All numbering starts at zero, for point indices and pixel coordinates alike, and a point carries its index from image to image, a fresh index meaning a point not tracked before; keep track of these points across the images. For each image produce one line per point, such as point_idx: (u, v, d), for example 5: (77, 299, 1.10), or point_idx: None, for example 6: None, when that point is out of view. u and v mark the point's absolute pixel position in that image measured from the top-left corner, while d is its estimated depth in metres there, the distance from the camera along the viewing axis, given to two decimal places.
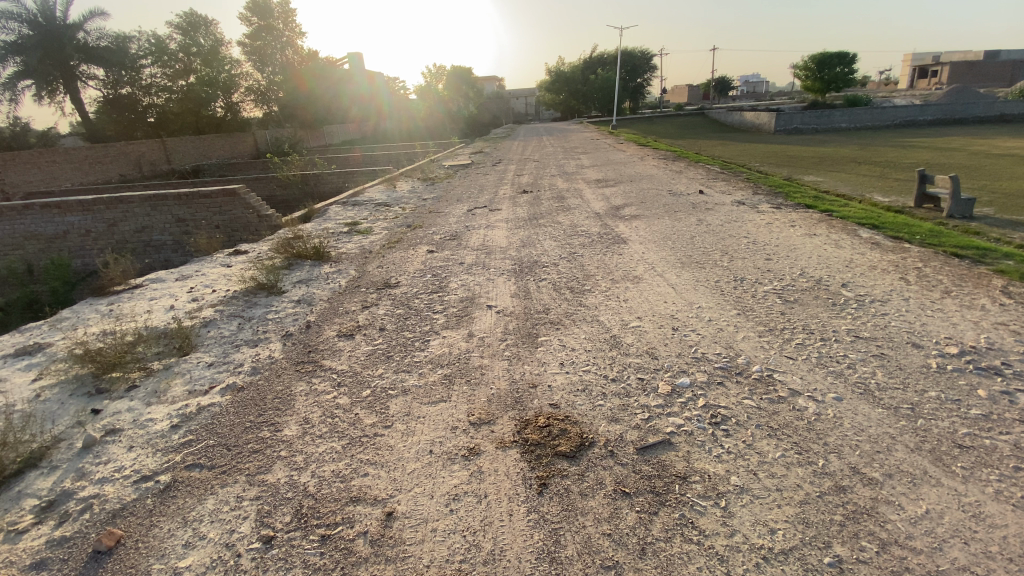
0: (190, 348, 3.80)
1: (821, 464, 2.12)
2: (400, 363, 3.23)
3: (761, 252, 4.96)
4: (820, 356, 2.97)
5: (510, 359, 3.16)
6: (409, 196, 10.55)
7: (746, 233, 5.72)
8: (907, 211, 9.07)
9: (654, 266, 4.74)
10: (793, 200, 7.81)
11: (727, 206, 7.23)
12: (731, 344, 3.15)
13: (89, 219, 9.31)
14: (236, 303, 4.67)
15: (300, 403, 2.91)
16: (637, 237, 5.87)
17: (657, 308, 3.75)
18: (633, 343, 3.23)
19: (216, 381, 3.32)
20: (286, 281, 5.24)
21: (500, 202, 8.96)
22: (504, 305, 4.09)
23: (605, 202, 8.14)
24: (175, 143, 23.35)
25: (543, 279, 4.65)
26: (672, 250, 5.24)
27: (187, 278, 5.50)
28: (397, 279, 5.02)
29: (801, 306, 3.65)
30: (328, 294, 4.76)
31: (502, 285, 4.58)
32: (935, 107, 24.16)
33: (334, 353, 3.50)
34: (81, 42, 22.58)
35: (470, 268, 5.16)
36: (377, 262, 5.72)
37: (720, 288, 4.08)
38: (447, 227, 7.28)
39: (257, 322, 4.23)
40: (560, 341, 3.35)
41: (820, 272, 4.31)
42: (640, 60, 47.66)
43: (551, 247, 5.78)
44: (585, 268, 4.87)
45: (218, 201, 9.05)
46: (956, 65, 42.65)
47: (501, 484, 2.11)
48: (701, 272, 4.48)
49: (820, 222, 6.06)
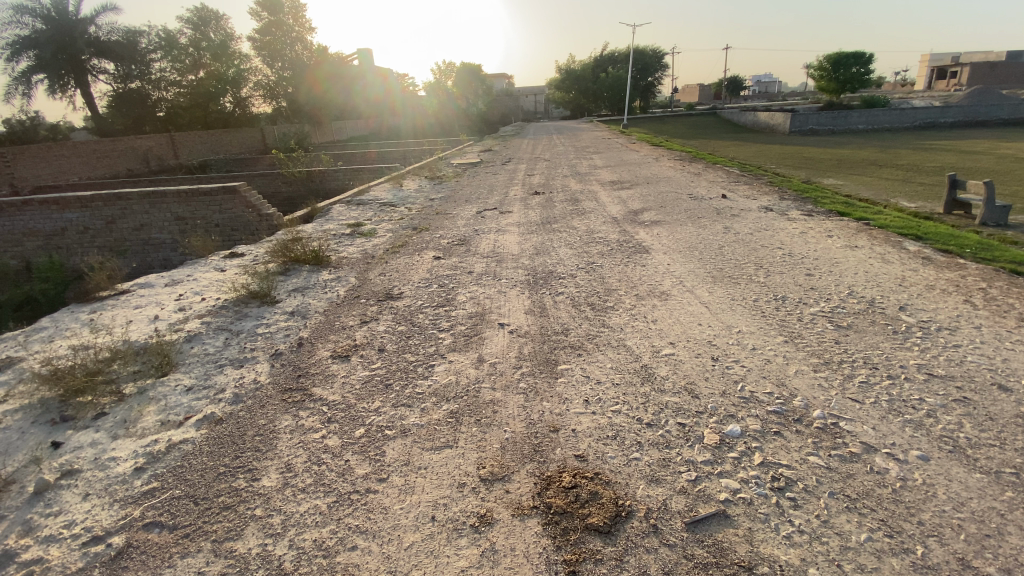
0: (169, 367, 3.41)
1: (919, 553, 1.72)
2: (400, 395, 2.83)
3: (800, 266, 4.52)
4: (891, 400, 2.55)
5: (527, 393, 2.74)
6: (416, 196, 10.15)
7: (779, 243, 5.28)
8: (937, 217, 8.57)
9: (683, 280, 4.31)
10: (823, 207, 7.35)
11: (754, 212, 6.79)
12: (782, 380, 2.74)
13: (87, 216, 8.97)
14: (224, 314, 4.27)
15: (284, 444, 2.51)
16: (660, 246, 5.44)
17: (691, 332, 3.33)
18: (667, 376, 2.81)
19: (194, 410, 2.93)
20: (280, 289, 4.87)
21: (510, 203, 8.55)
22: (519, 323, 3.68)
23: (623, 206, 7.70)
24: (182, 137, 23.11)
25: (561, 293, 4.23)
26: (701, 262, 4.81)
27: (177, 283, 5.12)
28: (400, 288, 4.63)
29: (856, 334, 3.22)
30: (325, 305, 4.37)
31: (515, 299, 4.17)
32: (956, 109, 23.51)
33: (327, 380, 3.10)
34: (91, 35, 22.30)
35: (480, 278, 4.77)
36: (380, 269, 5.34)
37: (760, 309, 3.64)
38: (455, 230, 6.87)
39: (245, 338, 3.84)
40: (583, 369, 2.94)
41: (869, 291, 3.88)
42: (652, 59, 47.02)
43: (567, 255, 5.36)
44: (606, 280, 4.45)
45: (219, 199, 8.69)
46: (976, 66, 41.53)
47: (520, 571, 1.70)
48: (736, 288, 4.05)
49: (859, 232, 5.60)
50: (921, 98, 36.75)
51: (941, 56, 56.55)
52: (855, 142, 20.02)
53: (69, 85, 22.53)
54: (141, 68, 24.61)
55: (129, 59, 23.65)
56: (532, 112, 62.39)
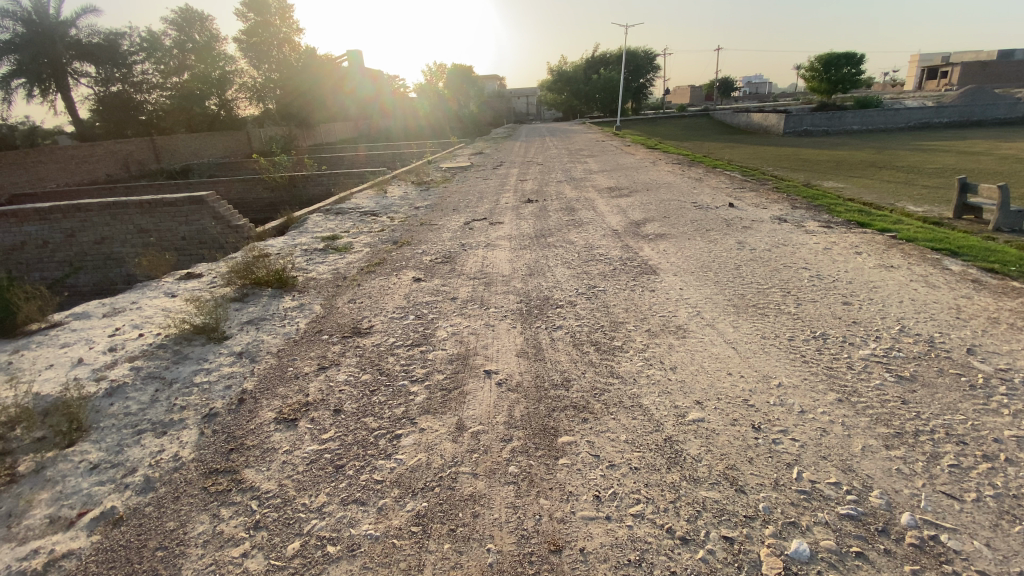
0: (80, 434, 2.72)
1: None
2: (357, 485, 2.19)
3: (833, 292, 3.91)
4: (999, 495, 1.94)
5: (519, 483, 2.10)
6: (400, 203, 9.50)
7: (803, 261, 4.69)
8: (946, 222, 8.03)
9: (701, 311, 3.68)
10: (840, 216, 6.79)
11: (767, 223, 6.20)
12: (848, 466, 2.14)
13: (42, 229, 8.21)
14: (161, 356, 3.59)
15: (190, 569, 1.86)
16: (668, 266, 4.81)
17: (720, 386, 2.71)
18: (700, 455, 2.20)
19: (93, 502, 2.25)
20: (232, 321, 4.18)
21: (501, 213, 7.93)
22: (509, 371, 3.02)
23: (623, 216, 7.09)
24: (164, 141, 22.30)
25: (558, 326, 3.60)
26: (717, 286, 4.18)
27: (116, 313, 4.42)
28: (370, 321, 3.97)
29: (926, 391, 2.63)
30: (280, 344, 3.70)
31: (504, 336, 3.51)
32: (951, 109, 23.11)
33: (265, 457, 2.44)
34: (72, 38, 21.38)
35: (464, 306, 4.13)
36: (350, 294, 4.68)
37: (798, 352, 3.03)
38: (439, 245, 6.21)
39: (178, 390, 3.16)
40: (589, 441, 2.32)
41: (923, 326, 3.29)
42: (644, 59, 46.66)
43: (563, 275, 4.74)
44: (610, 311, 3.81)
45: (184, 210, 8.00)
46: (965, 67, 41.46)
47: None
48: (764, 322, 3.44)
49: (888, 247, 5.02)
50: (912, 98, 36.46)
51: (931, 56, 56.73)
52: (852, 143, 19.55)
53: (51, 90, 21.58)
54: (124, 71, 23.73)
55: (110, 61, 22.75)
56: (524, 114, 61.83)
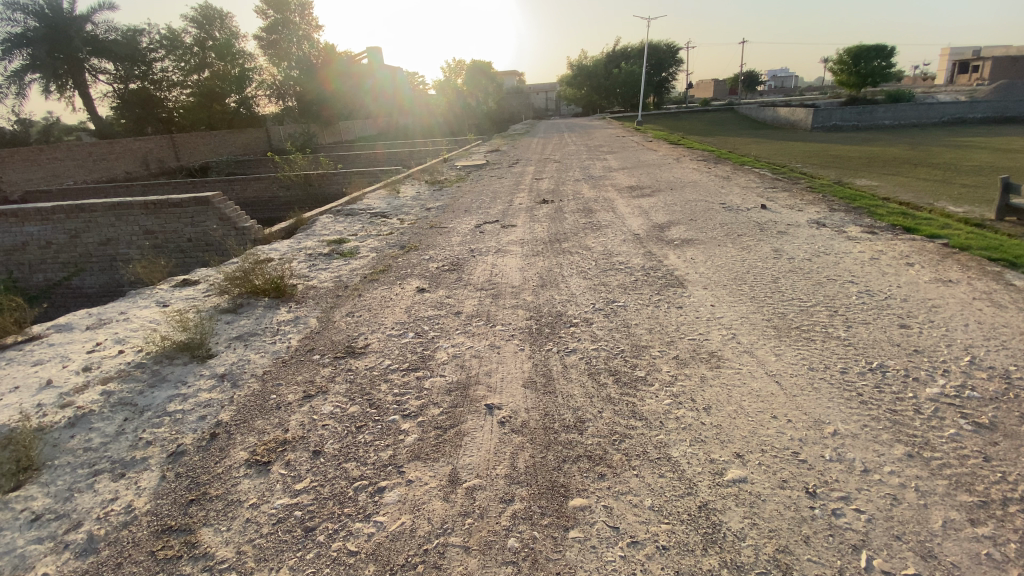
0: (29, 475, 2.45)
1: None
2: (325, 555, 1.84)
3: (886, 313, 3.44)
4: None
5: (519, 563, 1.73)
6: (411, 204, 9.20)
7: (848, 273, 4.22)
8: (988, 224, 7.37)
9: (737, 335, 3.24)
10: (881, 220, 6.24)
11: (803, 228, 5.69)
12: (930, 552, 1.70)
13: (48, 229, 8.09)
14: (138, 378, 3.31)
15: None
16: (697, 277, 4.36)
17: (763, 434, 2.29)
18: (743, 532, 1.79)
19: (23, 568, 1.96)
20: (220, 335, 3.89)
21: (514, 215, 7.52)
22: (515, 406, 2.62)
23: (645, 218, 6.64)
24: (184, 139, 22.42)
25: (571, 350, 3.20)
26: (754, 303, 3.73)
27: (101, 326, 4.17)
28: (366, 339, 3.62)
29: (1011, 444, 2.16)
30: (266, 365, 3.37)
31: (510, 361, 3.12)
32: (987, 104, 21.91)
33: (227, 512, 2.11)
34: (89, 34, 21.58)
35: (469, 324, 3.75)
36: (349, 306, 4.34)
37: (854, 391, 2.58)
38: (448, 250, 5.86)
39: (147, 420, 2.87)
40: (606, 508, 1.93)
41: (996, 357, 2.80)
42: (665, 54, 45.67)
43: (578, 287, 4.34)
44: (631, 332, 3.39)
45: (190, 211, 7.80)
46: (1002, 59, 39.45)
47: None
48: (809, 350, 3.00)
49: (941, 258, 4.50)
50: (944, 92, 34.74)
51: (964, 49, 54.42)
52: (884, 138, 18.59)
53: (68, 86, 21.85)
54: (142, 68, 23.93)
55: (127, 57, 22.91)
56: (544, 110, 61.01)
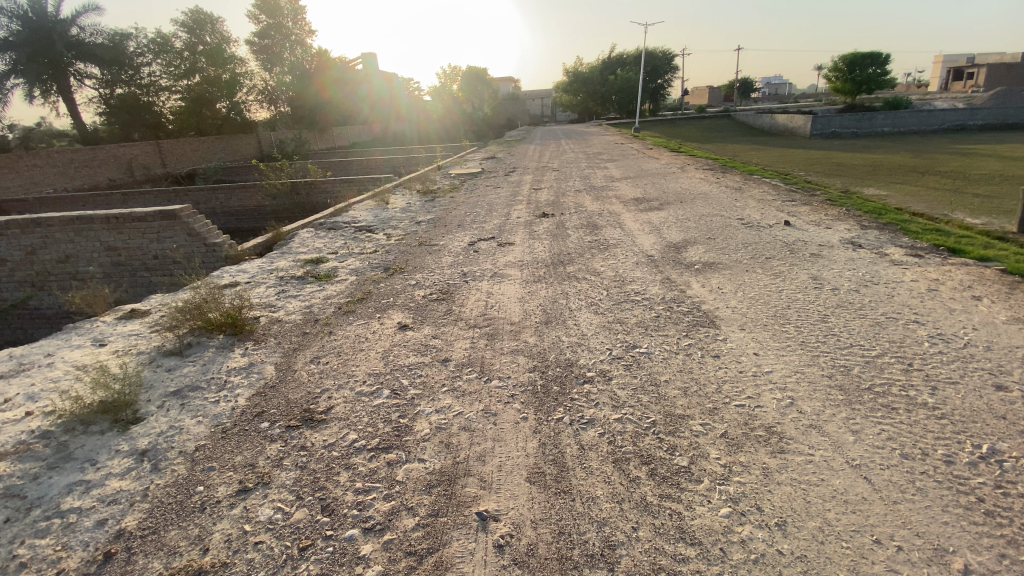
0: None
1: None
2: None
3: (973, 368, 2.78)
4: None
5: None
6: (400, 216, 8.53)
7: (905, 309, 3.57)
8: (1012, 237, 6.81)
9: (796, 401, 2.55)
10: (912, 237, 5.66)
11: (839, 250, 5.05)
12: None
13: (3, 246, 7.39)
14: (37, 455, 2.56)
15: None
16: (729, 312, 3.70)
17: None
18: None
19: None
20: (152, 390, 3.15)
21: (512, 230, 6.86)
22: (518, 516, 1.94)
23: (657, 236, 5.99)
24: (170, 145, 21.60)
25: (588, 422, 2.49)
26: (807, 352, 3.05)
27: (16, 374, 3.44)
28: (330, 400, 2.91)
29: None
30: (202, 438, 2.64)
31: (510, 438, 2.42)
32: (986, 111, 21.48)
33: None
34: (75, 38, 20.67)
35: (460, 377, 3.05)
36: (317, 348, 3.64)
37: (972, 495, 1.91)
38: (437, 274, 5.19)
39: (30, 525, 2.13)
40: None
41: None
42: (661, 61, 45.46)
43: (589, 324, 3.68)
44: (662, 395, 2.69)
45: (156, 226, 7.09)
46: (994, 68, 39.14)
47: None
48: (897, 427, 2.31)
49: (1003, 289, 3.88)
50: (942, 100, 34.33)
51: (960, 56, 54.18)
52: (886, 146, 18.05)
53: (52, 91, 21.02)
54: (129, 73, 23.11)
55: (115, 63, 22.03)
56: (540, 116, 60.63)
